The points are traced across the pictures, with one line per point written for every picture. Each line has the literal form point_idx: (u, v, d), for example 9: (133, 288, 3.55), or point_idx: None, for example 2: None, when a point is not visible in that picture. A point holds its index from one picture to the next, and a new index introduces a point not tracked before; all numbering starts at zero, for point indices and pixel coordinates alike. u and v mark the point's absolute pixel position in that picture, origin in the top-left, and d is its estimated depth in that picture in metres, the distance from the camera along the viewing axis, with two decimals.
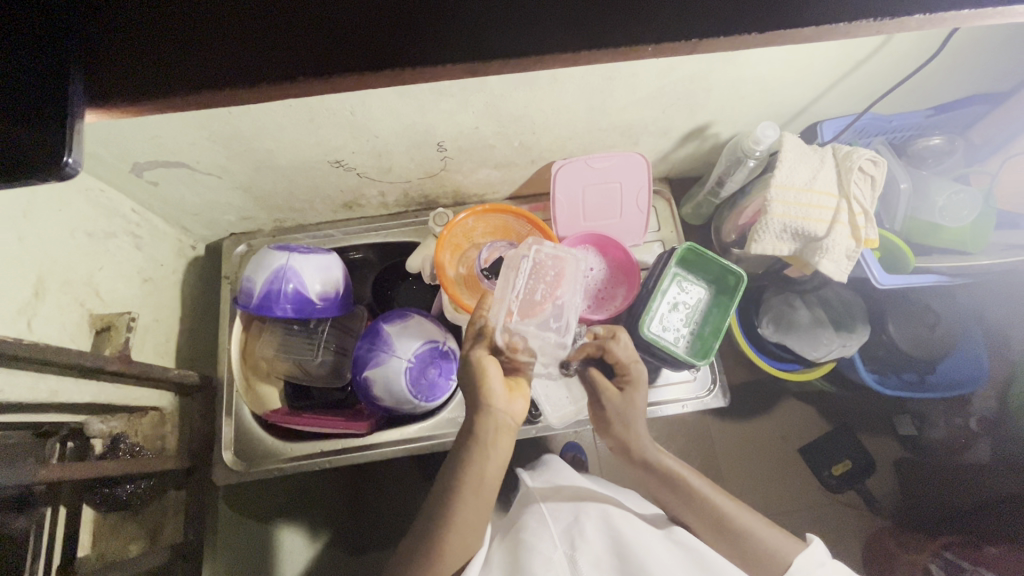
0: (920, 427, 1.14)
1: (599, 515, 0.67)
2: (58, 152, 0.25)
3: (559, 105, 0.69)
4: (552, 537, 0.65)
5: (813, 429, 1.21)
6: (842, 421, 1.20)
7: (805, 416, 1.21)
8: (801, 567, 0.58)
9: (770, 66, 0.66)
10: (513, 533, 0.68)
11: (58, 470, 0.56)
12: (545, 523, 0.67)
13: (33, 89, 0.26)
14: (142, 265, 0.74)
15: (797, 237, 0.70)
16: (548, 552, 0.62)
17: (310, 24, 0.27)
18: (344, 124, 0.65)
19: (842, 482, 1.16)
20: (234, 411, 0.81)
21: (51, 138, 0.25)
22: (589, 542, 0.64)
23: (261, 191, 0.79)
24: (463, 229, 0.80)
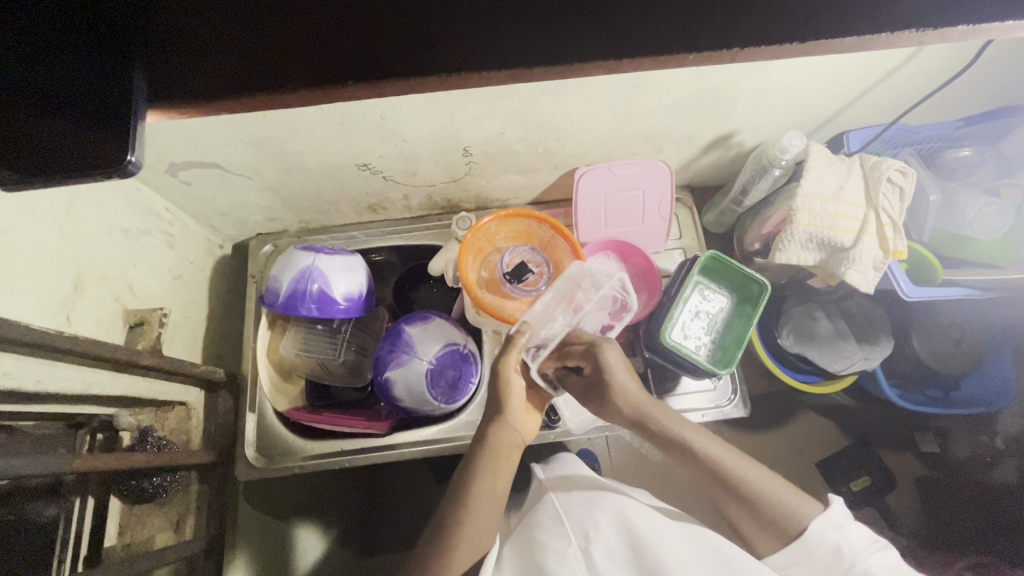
0: (942, 444, 1.13)
1: (611, 507, 0.67)
2: (123, 151, 0.26)
3: (585, 112, 0.69)
4: (565, 531, 0.65)
5: (831, 442, 1.19)
6: (862, 435, 1.19)
7: (823, 429, 1.20)
8: (820, 531, 0.57)
9: (796, 75, 0.66)
10: (528, 531, 0.69)
11: (89, 461, 0.58)
12: (558, 519, 0.67)
13: (101, 91, 0.27)
14: (173, 262, 0.76)
15: (822, 247, 0.69)
16: (562, 547, 0.62)
17: (358, 25, 0.28)
18: (373, 128, 0.67)
19: (860, 497, 1.14)
20: (258, 408, 0.82)
21: (116, 139, 0.27)
22: (603, 535, 0.63)
23: (289, 192, 0.80)
24: (486, 233, 0.81)
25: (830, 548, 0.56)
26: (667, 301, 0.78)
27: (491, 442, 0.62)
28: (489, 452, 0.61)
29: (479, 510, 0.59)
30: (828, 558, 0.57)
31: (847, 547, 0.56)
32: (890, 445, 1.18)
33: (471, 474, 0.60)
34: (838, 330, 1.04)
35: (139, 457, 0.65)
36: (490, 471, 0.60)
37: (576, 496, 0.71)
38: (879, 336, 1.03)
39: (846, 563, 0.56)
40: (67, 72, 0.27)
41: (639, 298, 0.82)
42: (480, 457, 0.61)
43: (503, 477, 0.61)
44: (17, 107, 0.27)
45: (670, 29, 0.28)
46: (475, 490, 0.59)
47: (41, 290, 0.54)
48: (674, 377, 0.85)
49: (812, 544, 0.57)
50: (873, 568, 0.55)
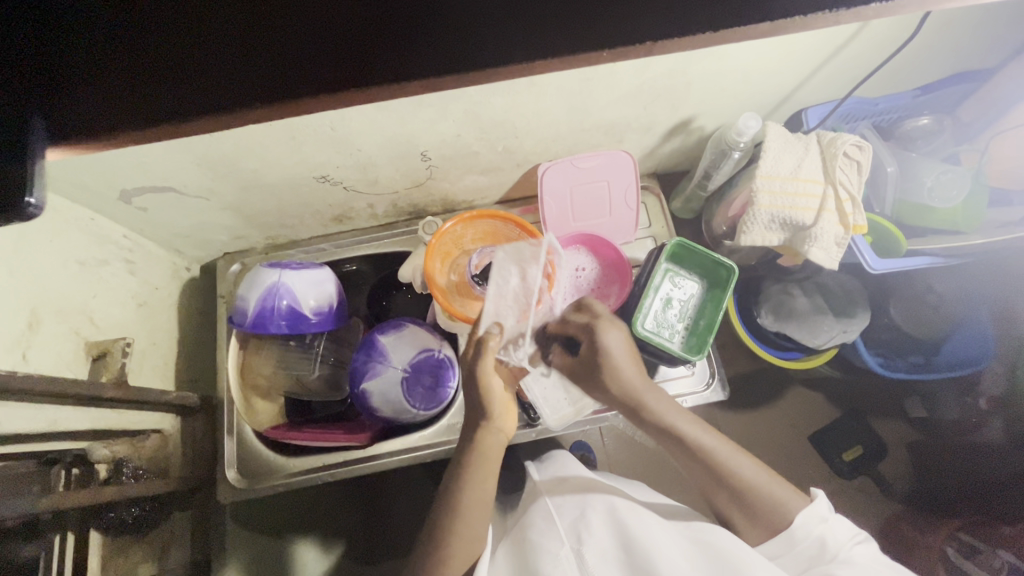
0: (930, 410, 1.13)
1: (604, 509, 0.67)
2: (23, 193, 0.26)
3: (539, 108, 0.69)
4: (558, 533, 0.64)
5: (820, 416, 1.20)
6: (851, 406, 1.20)
7: (812, 403, 1.21)
8: (806, 523, 0.58)
9: (746, 56, 0.66)
10: (520, 534, 0.68)
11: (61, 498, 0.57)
12: (552, 520, 0.67)
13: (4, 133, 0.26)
14: (136, 289, 0.75)
15: (785, 227, 0.70)
16: (554, 549, 0.62)
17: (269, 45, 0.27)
18: (326, 139, 0.66)
19: (852, 467, 1.16)
20: (237, 430, 0.81)
21: (16, 182, 0.26)
22: (595, 536, 0.63)
23: (250, 210, 0.79)
24: (453, 236, 0.81)
25: (814, 541, 0.57)
26: (637, 291, 0.79)
27: (474, 449, 0.61)
28: (474, 460, 0.61)
29: (469, 516, 0.59)
30: (812, 550, 0.57)
31: (831, 540, 0.57)
32: (879, 414, 1.19)
33: (457, 482, 0.60)
34: (815, 305, 1.05)
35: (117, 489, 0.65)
36: (480, 478, 0.60)
37: (568, 496, 0.71)
38: (855, 308, 1.04)
39: (830, 555, 0.56)
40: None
41: (613, 289, 0.82)
42: (466, 466, 0.61)
43: (491, 484, 0.61)
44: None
45: (594, 27, 0.28)
46: (464, 502, 0.59)
47: None
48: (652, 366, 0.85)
49: (796, 537, 0.57)
50: (856, 556, 0.55)
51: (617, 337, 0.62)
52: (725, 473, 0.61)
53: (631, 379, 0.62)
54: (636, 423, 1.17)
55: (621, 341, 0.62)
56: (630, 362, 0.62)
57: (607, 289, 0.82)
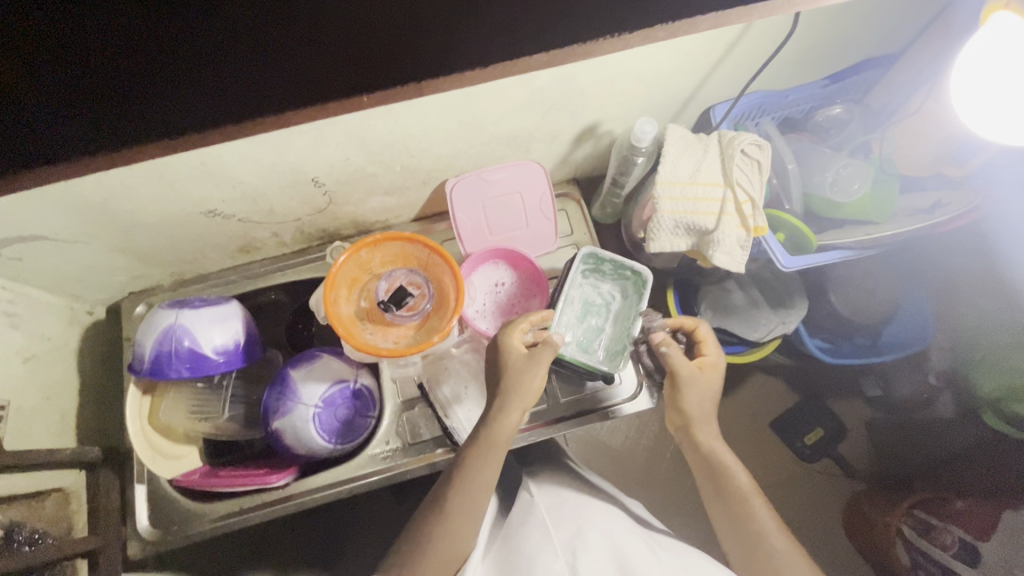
0: (884, 387, 1.13)
1: (601, 530, 0.65)
2: None
3: (427, 126, 0.66)
4: (553, 545, 0.62)
5: (779, 403, 1.24)
6: (808, 389, 1.23)
7: (772, 390, 1.24)
8: None
9: (631, 61, 0.64)
10: (511, 539, 0.66)
11: None
12: (548, 532, 0.65)
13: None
14: (21, 343, 0.71)
15: (691, 232, 0.68)
16: (548, 560, 0.60)
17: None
18: (199, 175, 0.62)
19: (815, 450, 1.20)
20: (147, 480, 0.77)
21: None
22: (591, 552, 0.61)
23: (143, 249, 0.75)
24: (359, 262, 0.77)
25: None
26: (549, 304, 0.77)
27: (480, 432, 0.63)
28: (487, 440, 0.63)
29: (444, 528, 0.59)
30: None
31: None
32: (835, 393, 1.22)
33: (467, 459, 0.63)
34: (752, 299, 1.05)
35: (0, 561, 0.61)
36: (481, 459, 0.62)
37: (564, 509, 0.70)
38: (792, 298, 1.04)
39: None
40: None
41: (533, 302, 0.83)
42: (470, 448, 0.63)
43: (492, 469, 0.62)
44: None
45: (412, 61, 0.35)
46: (467, 479, 0.62)
47: None
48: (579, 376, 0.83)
49: None
50: None
51: (704, 381, 0.67)
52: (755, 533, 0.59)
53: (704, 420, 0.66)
54: (595, 424, 1.15)
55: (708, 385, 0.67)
56: (706, 405, 0.66)
57: (527, 302, 0.83)
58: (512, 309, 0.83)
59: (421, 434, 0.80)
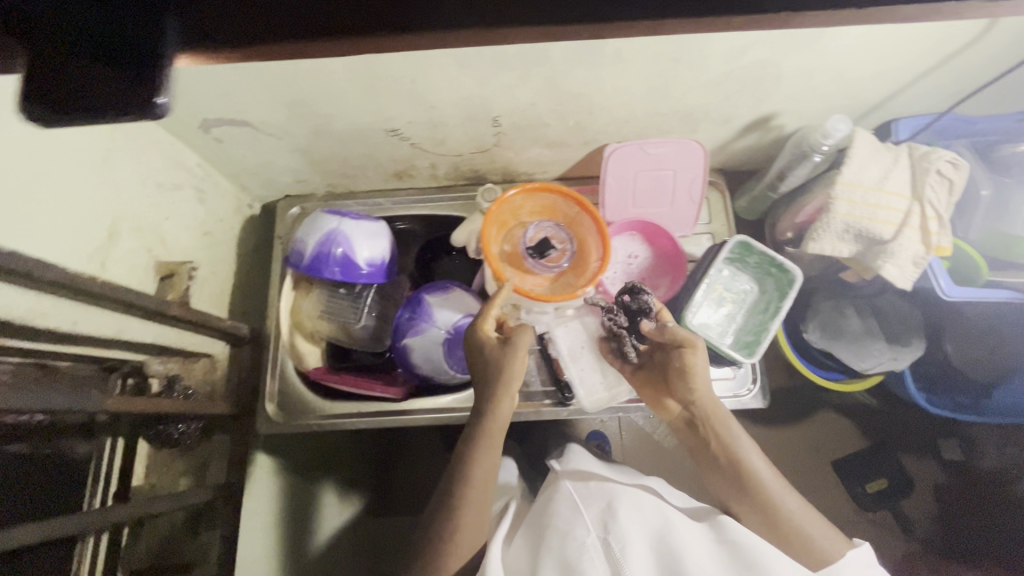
0: (966, 454, 1.11)
1: (630, 504, 0.66)
2: (153, 92, 0.26)
3: (620, 85, 0.67)
4: (586, 521, 0.64)
5: (847, 443, 1.17)
6: (880, 438, 1.17)
7: (841, 429, 1.18)
8: (846, 562, 0.61)
9: (847, 50, 0.63)
10: (542, 518, 0.67)
11: (116, 403, 0.59)
12: (578, 511, 0.65)
13: (141, 31, 0.26)
14: (203, 219, 0.77)
15: (859, 239, 0.67)
16: (581, 535, 0.62)
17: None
18: (404, 91, 0.66)
19: (875, 499, 1.12)
20: (280, 368, 0.83)
21: (143, 79, 0.26)
22: (623, 527, 0.62)
23: (318, 156, 0.80)
24: (512, 207, 0.80)
25: None
26: (691, 285, 0.76)
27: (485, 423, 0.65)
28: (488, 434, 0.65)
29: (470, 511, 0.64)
30: None
31: None
32: (909, 450, 1.15)
33: (474, 454, 0.65)
34: (867, 328, 1.02)
35: (172, 403, 0.68)
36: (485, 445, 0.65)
37: (592, 486, 0.70)
38: (911, 337, 0.99)
39: None
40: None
41: (663, 281, 0.83)
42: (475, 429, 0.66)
43: (496, 452, 0.66)
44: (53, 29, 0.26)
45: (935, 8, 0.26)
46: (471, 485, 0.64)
47: (76, 237, 0.56)
48: None
49: None
50: None
51: (696, 357, 0.65)
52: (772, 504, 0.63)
53: (708, 397, 0.66)
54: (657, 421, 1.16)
55: (700, 365, 0.65)
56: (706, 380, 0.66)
57: (657, 280, 0.83)
58: (641, 284, 0.84)
59: (531, 381, 0.84)
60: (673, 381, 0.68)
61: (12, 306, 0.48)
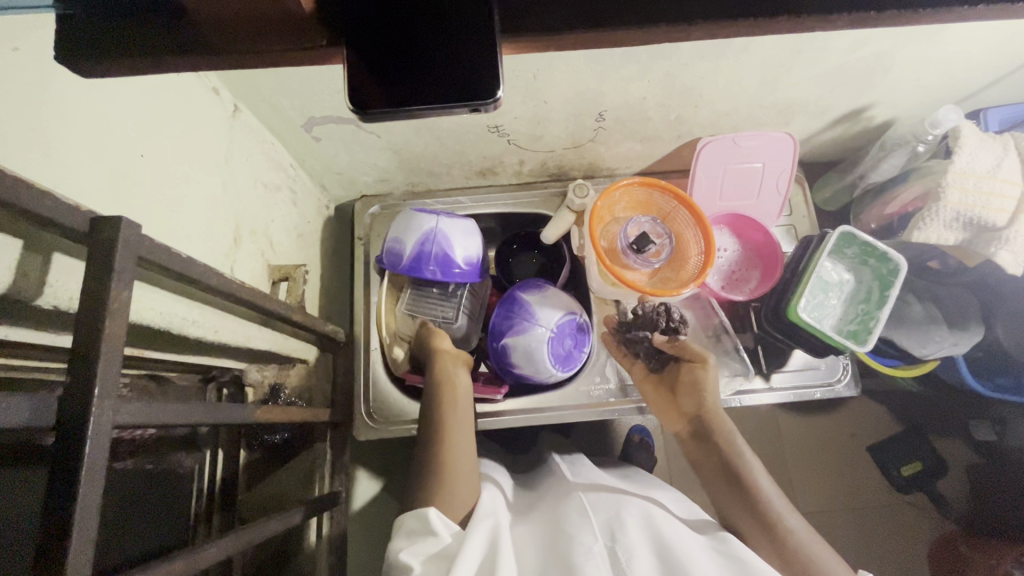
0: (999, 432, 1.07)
1: (640, 516, 0.60)
2: (490, 92, 0.27)
3: (735, 78, 0.67)
4: (592, 528, 0.57)
5: (882, 428, 1.21)
6: (912, 422, 1.20)
7: (875, 415, 1.21)
8: None
9: (966, 41, 0.64)
10: (551, 520, 0.61)
11: (268, 412, 0.55)
12: (586, 515, 0.59)
13: (463, 35, 0.26)
14: (296, 221, 0.75)
15: (968, 227, 0.68)
16: (587, 542, 0.55)
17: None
18: (522, 87, 0.65)
19: (910, 481, 1.15)
20: (370, 371, 0.81)
21: (482, 82, 0.27)
22: (630, 537, 0.56)
23: (409, 154, 0.79)
24: (608, 203, 0.80)
25: None
26: (791, 279, 0.76)
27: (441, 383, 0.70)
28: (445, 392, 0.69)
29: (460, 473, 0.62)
30: None
31: None
32: (943, 434, 1.19)
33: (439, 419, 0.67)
34: (930, 315, 1.00)
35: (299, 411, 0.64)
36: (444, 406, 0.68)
37: (602, 496, 0.64)
38: (967, 321, 0.98)
39: None
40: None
41: (754, 273, 0.83)
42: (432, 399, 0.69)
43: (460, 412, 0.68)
44: (372, 34, 0.26)
45: None
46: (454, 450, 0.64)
47: (212, 241, 0.53)
48: (783, 353, 0.84)
49: None
50: None
51: (709, 371, 0.71)
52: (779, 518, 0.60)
53: (715, 407, 0.69)
54: None
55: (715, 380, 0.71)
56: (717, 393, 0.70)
57: (748, 272, 0.84)
58: (732, 277, 0.84)
59: (628, 377, 0.82)
60: (683, 394, 0.72)
61: (171, 315, 0.46)
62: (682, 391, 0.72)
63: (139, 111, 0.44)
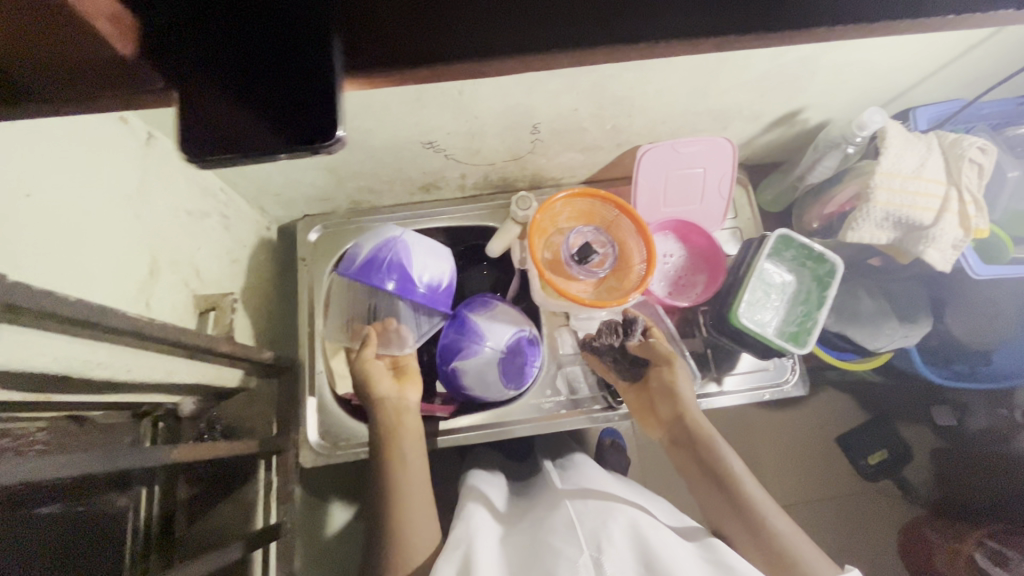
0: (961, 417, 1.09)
1: (626, 525, 0.60)
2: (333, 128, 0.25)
3: (663, 87, 0.67)
4: (578, 539, 0.56)
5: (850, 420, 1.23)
6: (879, 411, 1.22)
7: (840, 406, 1.23)
8: None
9: (885, 46, 0.64)
10: (539, 534, 0.60)
11: (187, 452, 0.54)
12: (574, 527, 0.58)
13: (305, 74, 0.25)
14: (229, 246, 0.73)
15: (897, 226, 0.69)
16: (573, 554, 0.54)
17: (563, 6, 0.26)
18: (448, 103, 0.64)
19: (876, 470, 1.18)
20: (318, 393, 0.79)
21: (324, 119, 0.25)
22: (616, 548, 0.56)
23: (346, 172, 0.77)
24: (551, 214, 0.79)
25: None
26: (734, 283, 0.77)
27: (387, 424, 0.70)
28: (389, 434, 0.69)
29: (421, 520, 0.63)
30: None
31: None
32: (908, 420, 1.21)
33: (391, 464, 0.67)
34: (881, 308, 1.01)
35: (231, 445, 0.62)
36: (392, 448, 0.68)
37: (591, 505, 0.64)
38: (916, 313, 1.00)
39: None
40: (232, 23, 0.25)
41: (699, 278, 0.84)
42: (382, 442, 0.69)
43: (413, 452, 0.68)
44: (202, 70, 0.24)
45: None
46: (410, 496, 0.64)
47: (120, 277, 0.51)
48: (733, 355, 0.85)
49: None
50: None
51: (680, 371, 0.71)
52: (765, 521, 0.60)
53: (692, 409, 0.69)
54: None
55: (688, 380, 0.70)
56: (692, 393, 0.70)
57: (693, 277, 0.84)
58: (678, 283, 0.84)
59: (579, 388, 0.82)
60: (659, 398, 0.71)
61: (70, 359, 0.44)
62: (654, 398, 0.72)
63: (22, 149, 0.42)
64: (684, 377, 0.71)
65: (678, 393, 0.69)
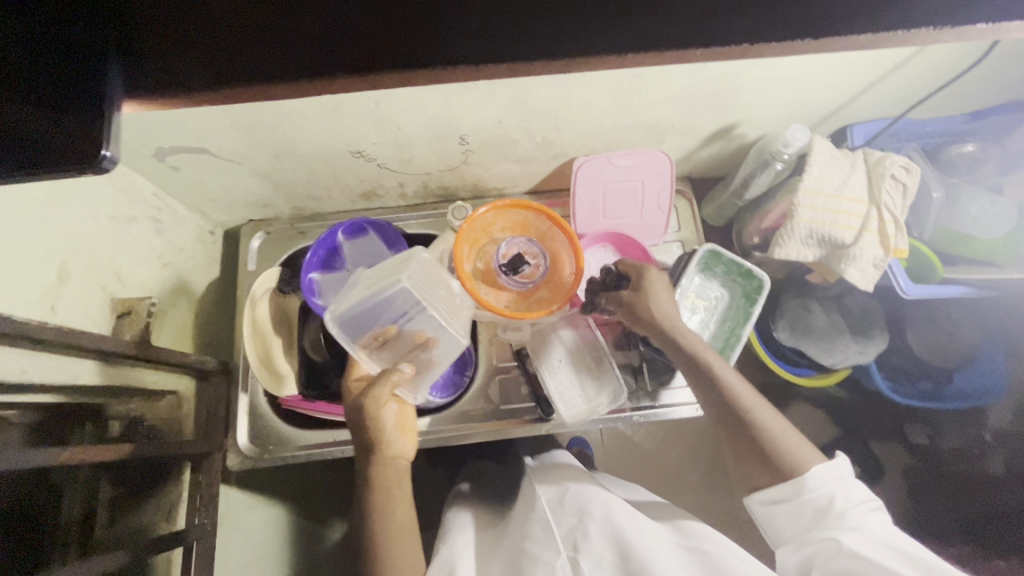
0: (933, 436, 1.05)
1: (604, 515, 0.59)
2: (98, 147, 0.25)
3: (584, 102, 0.68)
4: (554, 541, 0.58)
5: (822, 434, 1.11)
6: (853, 426, 1.10)
7: (816, 422, 1.11)
8: (821, 474, 0.57)
9: (804, 64, 0.64)
10: (517, 539, 0.61)
11: (79, 454, 0.54)
12: (549, 529, 0.59)
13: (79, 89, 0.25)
14: (161, 249, 0.74)
15: (822, 243, 0.69)
16: (550, 559, 0.56)
17: (351, 31, 0.27)
18: (367, 114, 0.65)
19: None
20: (252, 389, 0.80)
21: (90, 132, 0.25)
22: (592, 545, 0.57)
23: (281, 178, 0.78)
24: (483, 223, 0.79)
25: (824, 497, 0.56)
26: None
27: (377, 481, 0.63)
28: (383, 488, 0.63)
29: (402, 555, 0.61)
30: (812, 513, 0.56)
31: (841, 499, 0.56)
32: (881, 437, 1.10)
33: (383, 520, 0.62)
34: (834, 323, 0.99)
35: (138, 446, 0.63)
36: (383, 504, 0.62)
37: (567, 492, 0.64)
38: (871, 329, 0.98)
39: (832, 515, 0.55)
40: (21, 48, 0.26)
41: None
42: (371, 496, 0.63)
43: (401, 511, 0.64)
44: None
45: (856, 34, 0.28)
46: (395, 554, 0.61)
47: (23, 280, 0.53)
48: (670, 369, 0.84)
49: (808, 487, 0.57)
50: (858, 518, 0.55)
51: (656, 286, 0.66)
52: (747, 424, 0.61)
53: (672, 321, 0.65)
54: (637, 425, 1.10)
55: (664, 292, 0.66)
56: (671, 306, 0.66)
57: None
58: None
59: (510, 398, 0.82)
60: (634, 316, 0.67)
61: None
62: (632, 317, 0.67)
63: None
64: (664, 291, 0.67)
65: (657, 309, 0.65)
